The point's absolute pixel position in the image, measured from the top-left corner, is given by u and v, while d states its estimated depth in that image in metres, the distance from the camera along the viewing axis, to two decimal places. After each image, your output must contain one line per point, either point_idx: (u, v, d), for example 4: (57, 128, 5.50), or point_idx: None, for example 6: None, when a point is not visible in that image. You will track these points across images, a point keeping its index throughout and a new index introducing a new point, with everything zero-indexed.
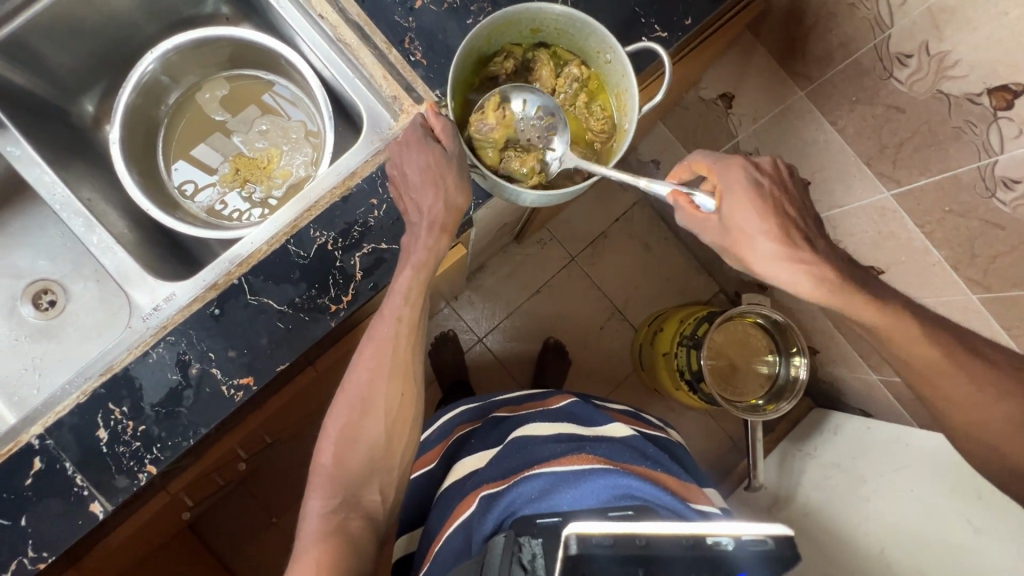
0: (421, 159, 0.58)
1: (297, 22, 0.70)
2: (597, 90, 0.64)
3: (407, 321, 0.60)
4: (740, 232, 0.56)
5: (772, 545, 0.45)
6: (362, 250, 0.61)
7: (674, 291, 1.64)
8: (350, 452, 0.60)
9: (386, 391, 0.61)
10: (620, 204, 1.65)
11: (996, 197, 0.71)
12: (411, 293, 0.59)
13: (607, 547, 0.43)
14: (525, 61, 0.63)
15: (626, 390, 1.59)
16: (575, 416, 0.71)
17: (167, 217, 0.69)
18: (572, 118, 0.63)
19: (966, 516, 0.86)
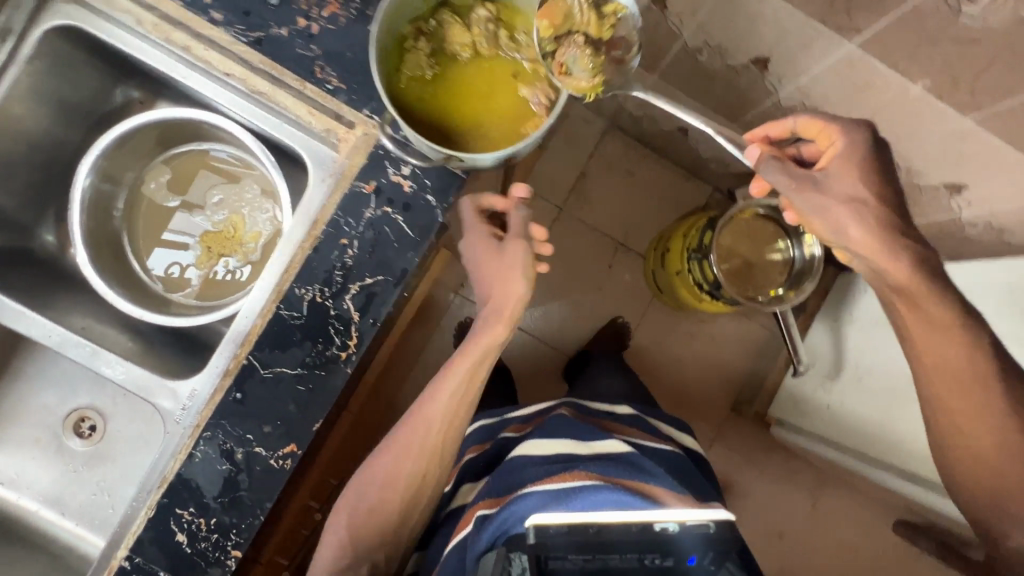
0: (487, 256, 0.75)
1: (207, 87, 0.68)
2: (514, 21, 0.60)
3: (455, 414, 0.76)
4: (841, 196, 0.61)
5: (713, 527, 0.69)
6: (351, 292, 0.61)
7: (670, 206, 1.61)
8: (368, 518, 0.75)
9: (410, 466, 0.75)
10: (590, 140, 1.61)
11: (964, 14, 0.67)
12: (455, 389, 0.75)
13: (562, 533, 0.65)
14: (433, 30, 0.58)
15: (653, 316, 1.60)
16: (573, 427, 0.82)
17: (164, 318, 0.71)
18: (504, 60, 0.59)
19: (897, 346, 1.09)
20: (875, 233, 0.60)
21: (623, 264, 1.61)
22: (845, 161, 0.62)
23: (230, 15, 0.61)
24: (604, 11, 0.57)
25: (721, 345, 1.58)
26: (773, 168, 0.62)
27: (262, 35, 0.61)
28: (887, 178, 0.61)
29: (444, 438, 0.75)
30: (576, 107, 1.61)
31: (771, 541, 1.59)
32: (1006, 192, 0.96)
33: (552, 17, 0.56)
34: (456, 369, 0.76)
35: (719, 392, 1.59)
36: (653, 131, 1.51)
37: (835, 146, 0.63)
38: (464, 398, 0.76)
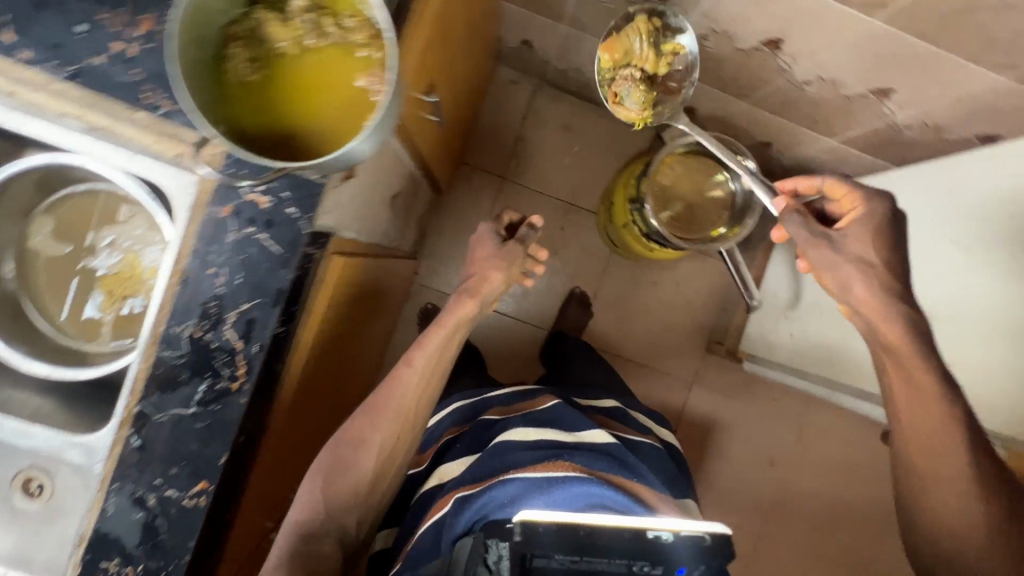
0: (482, 249, 0.97)
1: (52, 132, 0.62)
2: (338, 4, 0.55)
3: (428, 377, 0.87)
4: (853, 256, 0.73)
5: (706, 540, 0.68)
6: (229, 321, 0.59)
7: (614, 156, 1.56)
8: (343, 477, 0.80)
9: (385, 427, 0.83)
10: (520, 102, 1.55)
11: None
12: (432, 354, 0.88)
13: (551, 532, 0.63)
14: (254, 32, 0.54)
15: (615, 271, 1.58)
16: (562, 414, 0.85)
17: (71, 372, 0.72)
18: (334, 50, 0.55)
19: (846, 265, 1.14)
20: (879, 298, 0.71)
21: (576, 223, 1.58)
22: (862, 224, 0.74)
23: (43, 53, 0.57)
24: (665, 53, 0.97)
25: (686, 288, 1.57)
26: (795, 221, 0.77)
27: (79, 67, 0.58)
28: (896, 249, 0.73)
29: (418, 399, 0.86)
30: (501, 70, 1.54)
31: (763, 468, 1.62)
32: (931, 89, 0.92)
33: (615, 52, 0.97)
34: (432, 338, 0.89)
35: (691, 334, 1.59)
36: (581, 81, 1.45)
37: (854, 211, 0.76)
38: (441, 358, 0.89)
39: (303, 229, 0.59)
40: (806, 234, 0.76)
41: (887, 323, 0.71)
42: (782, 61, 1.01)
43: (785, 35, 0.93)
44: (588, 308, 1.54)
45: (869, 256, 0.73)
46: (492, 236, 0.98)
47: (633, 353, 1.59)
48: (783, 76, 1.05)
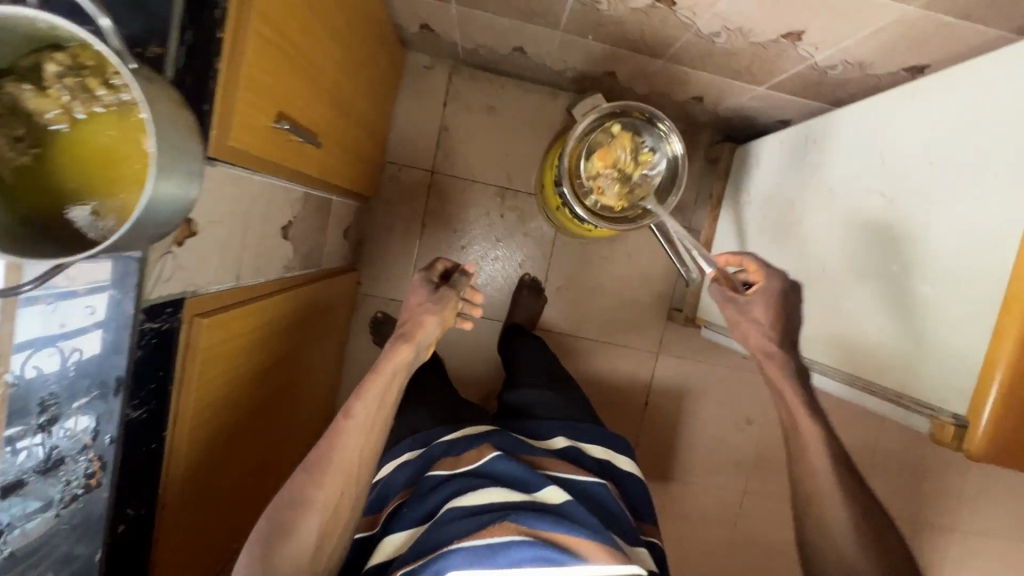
0: (412, 294, 0.80)
1: None
2: (104, 64, 0.49)
3: (373, 429, 0.70)
4: (750, 317, 0.75)
5: None
6: (72, 417, 0.54)
7: (545, 132, 1.47)
8: (282, 554, 0.62)
9: (327, 490, 0.66)
10: (438, 89, 1.46)
11: None
12: (378, 398, 0.71)
13: None
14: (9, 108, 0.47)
15: (563, 251, 1.52)
16: (517, 471, 0.75)
17: None
18: (113, 116, 0.50)
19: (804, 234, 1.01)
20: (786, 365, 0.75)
21: (516, 209, 1.50)
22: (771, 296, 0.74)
23: None
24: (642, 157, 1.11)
25: (638, 258, 1.52)
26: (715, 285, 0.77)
27: None
28: (788, 318, 0.74)
29: (364, 451, 0.69)
30: (413, 55, 1.45)
31: (740, 427, 1.61)
32: (842, 29, 0.83)
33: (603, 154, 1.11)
34: (374, 385, 0.71)
35: (650, 303, 1.54)
36: (496, 58, 1.36)
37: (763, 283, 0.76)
38: (387, 400, 0.72)
39: (136, 314, 0.56)
40: (722, 301, 0.77)
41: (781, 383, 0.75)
42: (683, 17, 0.92)
43: None
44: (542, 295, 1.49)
45: (765, 319, 0.74)
46: (423, 283, 0.81)
47: (593, 332, 1.55)
48: (690, 31, 0.96)
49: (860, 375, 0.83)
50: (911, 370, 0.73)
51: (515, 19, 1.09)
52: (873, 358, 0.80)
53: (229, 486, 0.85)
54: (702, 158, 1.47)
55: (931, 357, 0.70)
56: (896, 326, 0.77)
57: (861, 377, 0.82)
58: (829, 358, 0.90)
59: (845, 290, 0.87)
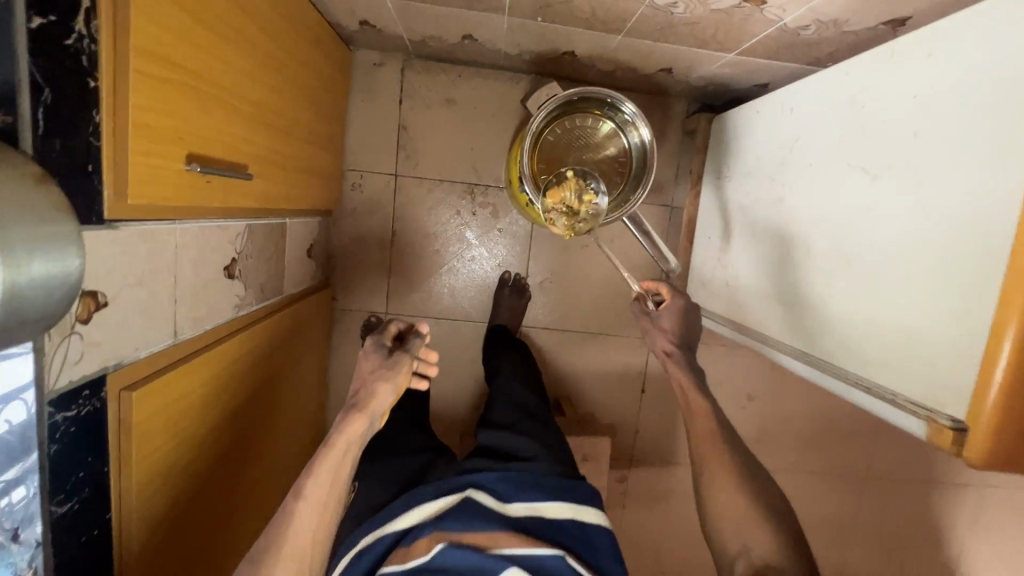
0: (365, 361, 0.82)
1: None
2: None
3: (326, 509, 0.72)
4: (661, 326, 1.01)
5: None
6: None
7: (510, 120, 1.39)
8: None
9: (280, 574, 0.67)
10: (391, 86, 1.37)
11: None
12: (329, 477, 0.73)
13: None
14: None
15: (541, 244, 1.45)
16: (466, 557, 0.74)
17: None
18: None
19: (778, 219, 0.95)
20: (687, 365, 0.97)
21: (487, 205, 1.43)
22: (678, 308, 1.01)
23: None
24: (588, 200, 0.98)
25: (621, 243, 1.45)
26: (637, 305, 1.05)
27: None
28: (688, 328, 1.00)
29: (319, 530, 0.71)
30: (360, 52, 1.35)
31: (741, 404, 1.56)
32: None
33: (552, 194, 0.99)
34: (324, 462, 0.73)
35: None
36: (447, 47, 1.26)
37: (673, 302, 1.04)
38: (339, 476, 0.74)
39: (48, 414, 0.52)
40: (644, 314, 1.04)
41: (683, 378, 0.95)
42: None
43: None
44: (524, 293, 1.44)
45: (670, 325, 1.01)
46: (375, 349, 0.83)
47: (581, 324, 1.49)
48: (644, 5, 0.87)
49: (851, 367, 0.77)
50: (901, 366, 0.68)
51: (456, 7, 1.00)
52: (865, 348, 0.74)
53: (202, 541, 0.82)
54: (679, 130, 1.38)
55: (915, 354, 0.66)
56: (877, 319, 0.72)
57: (855, 371, 0.76)
58: (819, 350, 0.83)
59: (831, 275, 0.80)
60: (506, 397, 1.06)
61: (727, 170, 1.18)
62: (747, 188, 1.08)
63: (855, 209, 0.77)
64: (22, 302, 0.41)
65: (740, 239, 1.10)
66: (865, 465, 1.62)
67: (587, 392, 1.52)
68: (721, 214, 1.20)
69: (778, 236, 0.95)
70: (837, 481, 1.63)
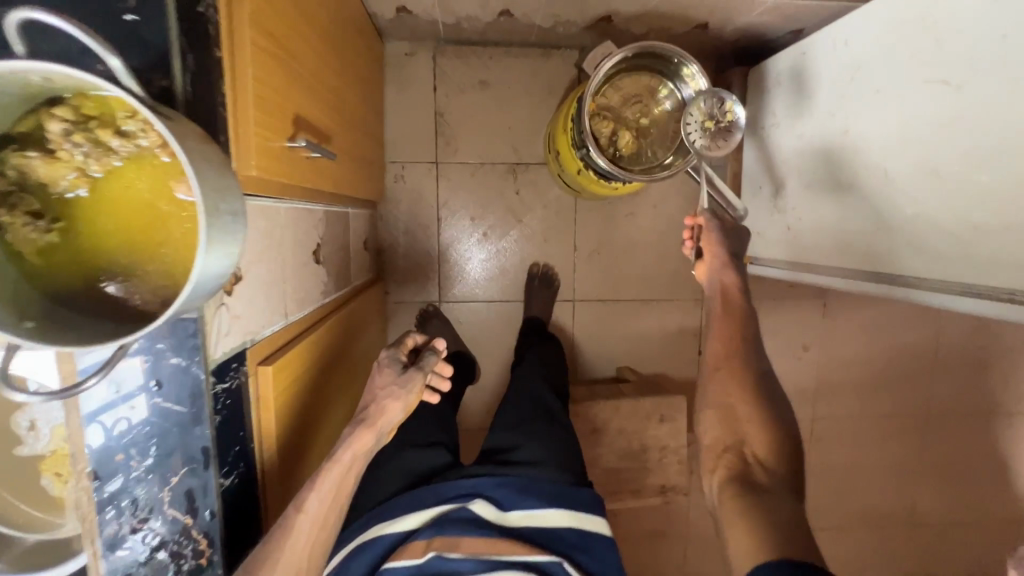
0: (377, 375, 0.71)
1: None
2: (103, 109, 0.42)
3: (325, 523, 0.60)
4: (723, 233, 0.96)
5: None
6: (166, 499, 0.52)
7: (544, 95, 1.40)
8: None
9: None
10: (425, 73, 1.38)
11: None
12: (334, 488, 0.62)
13: None
14: (21, 176, 0.42)
15: (586, 217, 1.46)
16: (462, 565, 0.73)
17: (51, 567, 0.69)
18: (132, 164, 0.44)
19: (840, 158, 0.97)
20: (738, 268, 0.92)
21: (529, 182, 1.44)
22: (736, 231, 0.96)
23: None
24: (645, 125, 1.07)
25: (664, 206, 1.46)
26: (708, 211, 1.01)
27: None
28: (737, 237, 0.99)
29: (316, 548, 0.59)
30: (390, 45, 1.36)
31: (797, 355, 1.56)
32: None
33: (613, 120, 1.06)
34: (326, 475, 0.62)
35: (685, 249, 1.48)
36: (480, 28, 1.27)
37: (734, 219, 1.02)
38: (342, 493, 0.62)
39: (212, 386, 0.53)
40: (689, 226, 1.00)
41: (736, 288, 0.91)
42: None
43: None
44: (553, 283, 1.45)
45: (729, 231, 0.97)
46: (390, 362, 0.73)
47: (632, 292, 1.49)
48: None
49: (953, 277, 0.77)
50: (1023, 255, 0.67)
51: None
52: (977, 252, 0.73)
53: None
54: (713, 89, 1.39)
55: None
56: (984, 219, 0.71)
57: (963, 279, 0.76)
58: (919, 269, 0.83)
59: (920, 192, 0.80)
60: (523, 398, 1.00)
61: (767, 127, 1.21)
62: (796, 140, 1.10)
63: (929, 125, 0.79)
64: (205, 278, 0.44)
65: (800, 183, 1.09)
66: (924, 402, 1.62)
67: (644, 358, 1.52)
68: (767, 168, 1.21)
69: (841, 174, 0.97)
70: (897, 421, 1.62)
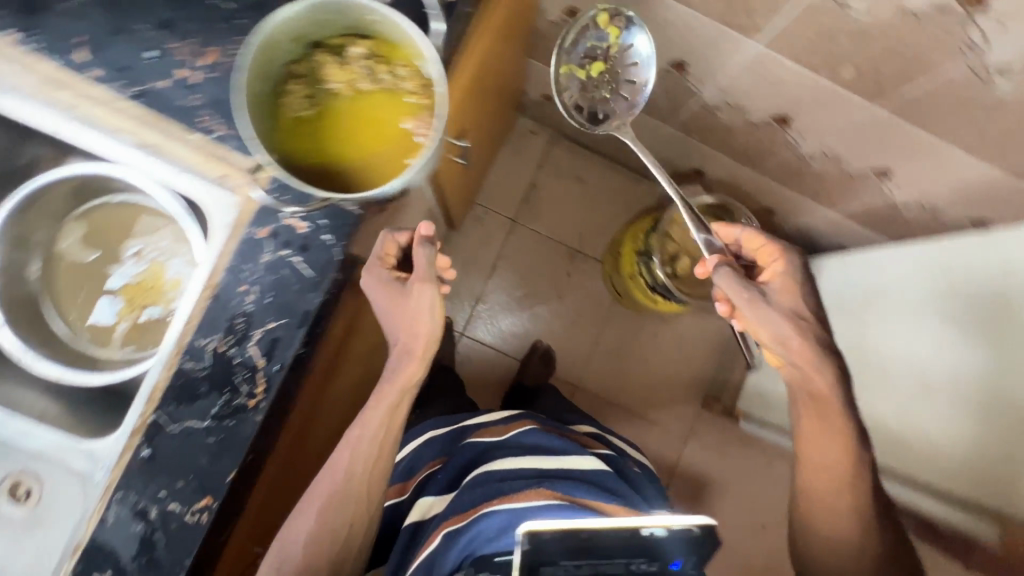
0: (377, 297, 0.65)
1: (99, 142, 0.66)
2: (392, 52, 0.59)
3: (382, 452, 0.67)
4: (786, 310, 0.67)
5: (699, 531, 0.55)
6: (254, 338, 0.61)
7: (622, 208, 1.61)
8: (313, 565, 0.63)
9: (339, 519, 0.64)
10: (537, 150, 1.61)
11: (850, 7, 0.72)
12: (379, 427, 0.67)
13: (558, 539, 0.52)
14: (312, 72, 0.58)
15: (616, 320, 1.59)
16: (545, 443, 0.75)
17: (79, 376, 0.71)
18: (387, 93, 0.58)
19: (861, 361, 1.06)
20: (810, 347, 0.66)
21: (581, 271, 1.61)
22: (787, 281, 0.69)
23: (111, 73, 0.61)
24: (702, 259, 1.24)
25: (685, 341, 1.58)
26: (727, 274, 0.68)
27: (143, 89, 0.61)
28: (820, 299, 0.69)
29: (372, 480, 0.67)
30: (521, 121, 1.62)
31: None
32: (926, 173, 0.98)
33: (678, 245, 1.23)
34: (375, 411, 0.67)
35: (689, 386, 1.57)
36: (597, 137, 1.52)
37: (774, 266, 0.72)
38: (390, 424, 0.68)
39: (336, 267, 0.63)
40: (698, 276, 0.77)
41: (820, 374, 0.66)
42: (790, 136, 1.07)
43: (793, 112, 1.00)
44: (549, 365, 1.51)
45: (796, 305, 0.68)
46: (387, 280, 0.66)
47: (629, 403, 1.57)
48: (790, 150, 1.12)
49: (985, 499, 0.82)
50: None
51: None
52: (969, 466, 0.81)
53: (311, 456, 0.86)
54: None
55: None
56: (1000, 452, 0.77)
57: (993, 503, 0.80)
58: (947, 481, 0.88)
59: (939, 413, 0.87)
60: None
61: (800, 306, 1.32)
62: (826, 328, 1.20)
63: (940, 353, 0.87)
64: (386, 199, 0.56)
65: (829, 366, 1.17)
66: None
67: None
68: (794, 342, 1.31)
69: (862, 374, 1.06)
70: None
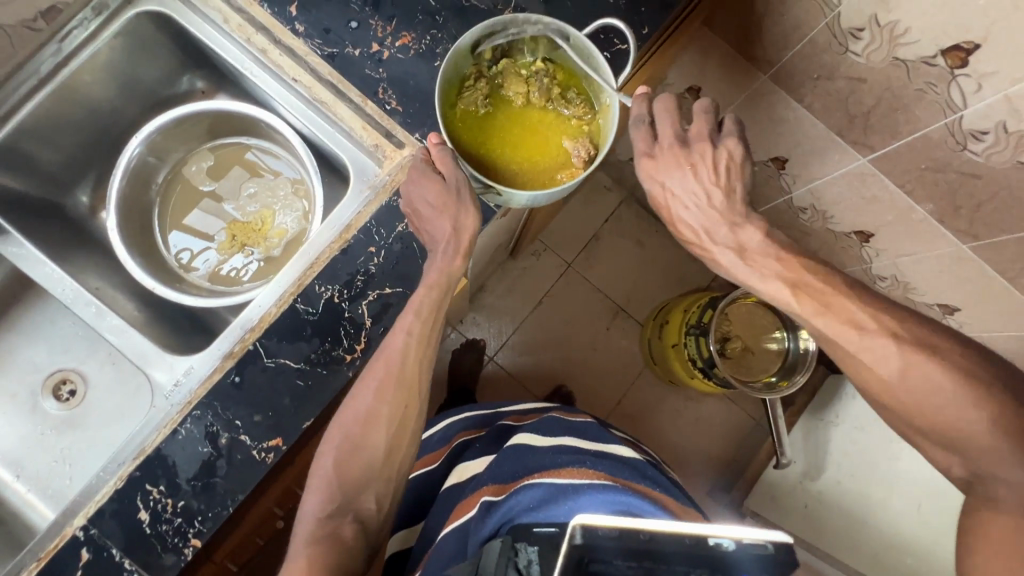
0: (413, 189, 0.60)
1: (275, 90, 0.73)
2: (567, 80, 0.64)
3: (424, 343, 0.61)
4: (679, 196, 0.64)
5: (772, 550, 0.47)
6: (368, 298, 0.63)
7: (674, 280, 1.65)
8: (352, 460, 0.60)
9: (384, 411, 0.60)
10: (607, 206, 1.67)
11: (968, 149, 0.77)
12: (424, 315, 0.60)
13: (613, 539, 0.45)
14: (493, 76, 0.63)
15: (643, 385, 1.59)
16: (585, 428, 0.77)
17: (173, 293, 0.71)
18: (555, 112, 0.63)
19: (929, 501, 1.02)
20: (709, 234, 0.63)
21: (621, 328, 1.62)
22: (670, 161, 0.63)
23: (312, 30, 0.66)
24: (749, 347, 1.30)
25: (705, 424, 1.57)
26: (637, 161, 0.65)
27: (336, 51, 0.66)
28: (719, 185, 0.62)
29: (419, 373, 0.61)
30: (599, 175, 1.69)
31: None
32: (995, 319, 1.01)
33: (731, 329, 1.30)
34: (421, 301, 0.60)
35: (700, 472, 1.54)
36: None
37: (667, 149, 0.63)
38: (438, 316, 0.61)
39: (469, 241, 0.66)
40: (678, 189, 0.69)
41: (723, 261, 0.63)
42: (866, 252, 1.12)
43: (877, 230, 1.05)
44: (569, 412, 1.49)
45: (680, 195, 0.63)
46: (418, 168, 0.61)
47: None
48: (861, 265, 1.16)
49: None
50: None
51: None
52: None
53: None
54: None
55: None
56: None
57: None
58: None
59: None
60: None
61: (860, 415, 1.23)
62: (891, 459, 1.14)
63: None
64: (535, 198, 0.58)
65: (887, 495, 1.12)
66: None
67: None
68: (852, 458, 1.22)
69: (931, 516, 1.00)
70: None
